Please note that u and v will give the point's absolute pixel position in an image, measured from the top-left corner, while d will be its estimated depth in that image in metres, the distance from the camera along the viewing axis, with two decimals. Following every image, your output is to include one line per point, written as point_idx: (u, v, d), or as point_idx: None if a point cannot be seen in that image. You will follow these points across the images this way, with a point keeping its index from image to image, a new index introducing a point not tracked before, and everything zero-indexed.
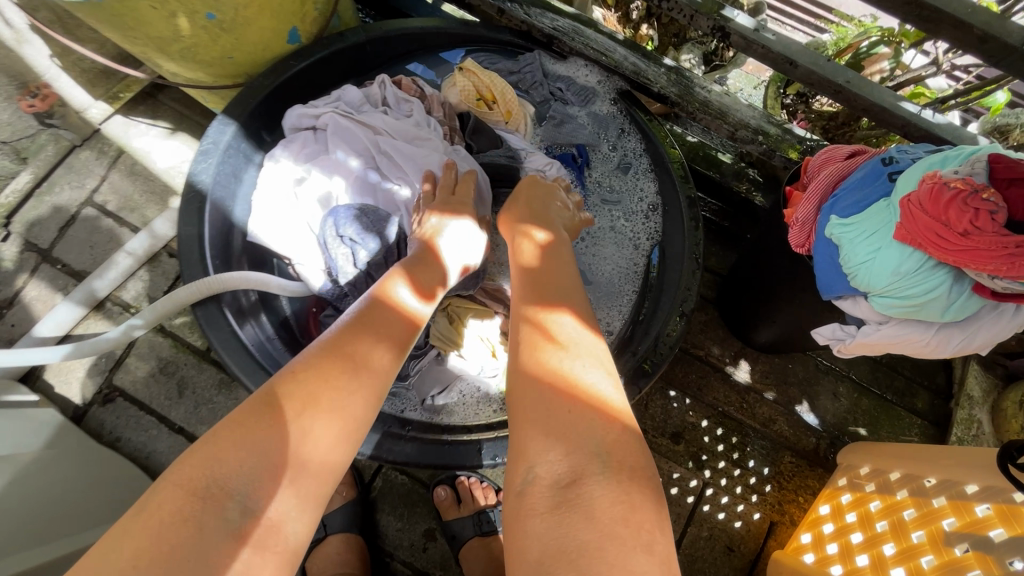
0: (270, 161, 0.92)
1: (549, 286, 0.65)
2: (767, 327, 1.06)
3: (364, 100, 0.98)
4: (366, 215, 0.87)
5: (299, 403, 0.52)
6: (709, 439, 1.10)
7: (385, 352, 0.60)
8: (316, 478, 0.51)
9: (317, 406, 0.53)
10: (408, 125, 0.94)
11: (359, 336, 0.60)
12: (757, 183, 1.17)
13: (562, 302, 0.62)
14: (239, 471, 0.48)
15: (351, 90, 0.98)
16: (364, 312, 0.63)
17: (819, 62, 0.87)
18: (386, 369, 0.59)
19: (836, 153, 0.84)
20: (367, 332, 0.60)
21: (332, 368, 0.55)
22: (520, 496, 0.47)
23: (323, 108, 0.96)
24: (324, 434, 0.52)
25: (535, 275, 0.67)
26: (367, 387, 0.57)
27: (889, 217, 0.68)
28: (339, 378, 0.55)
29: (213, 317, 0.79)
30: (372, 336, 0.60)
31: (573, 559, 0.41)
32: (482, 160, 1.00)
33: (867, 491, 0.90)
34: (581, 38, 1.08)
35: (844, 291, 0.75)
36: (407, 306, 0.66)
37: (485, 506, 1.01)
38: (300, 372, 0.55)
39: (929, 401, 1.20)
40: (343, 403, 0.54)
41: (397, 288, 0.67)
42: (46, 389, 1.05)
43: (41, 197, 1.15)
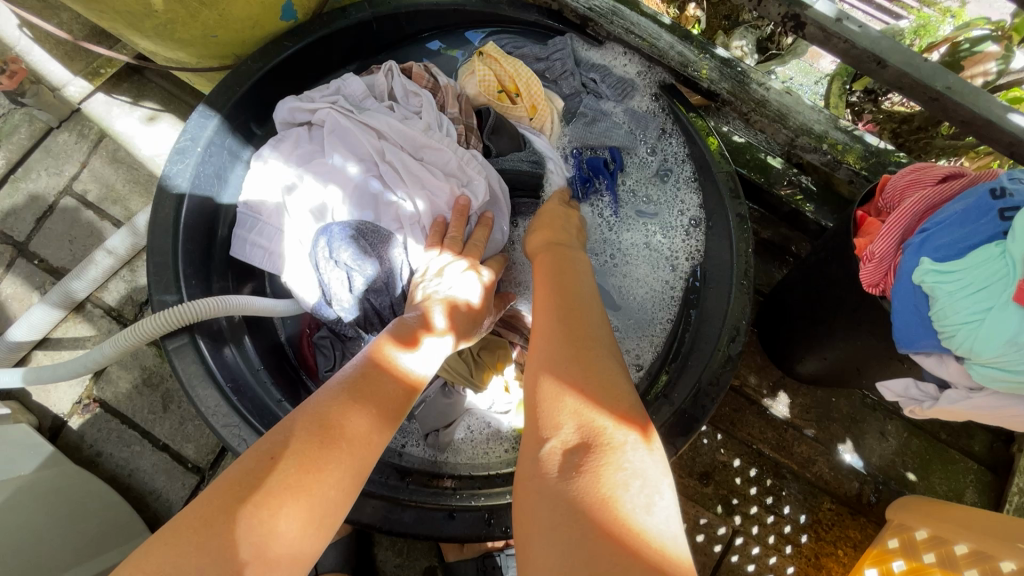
0: (258, 162, 0.83)
1: (582, 328, 0.53)
2: (813, 360, 0.92)
3: (366, 93, 0.86)
4: (365, 234, 0.76)
5: (269, 484, 0.43)
6: (741, 481, 1.01)
7: (377, 421, 0.51)
8: None
9: (291, 487, 0.43)
10: (415, 129, 0.82)
11: (349, 400, 0.50)
12: (808, 192, 1.02)
13: (597, 353, 0.50)
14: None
15: (353, 81, 0.86)
16: (359, 376, 0.53)
17: (913, 61, 0.72)
18: (370, 434, 0.49)
19: (925, 175, 0.70)
20: (360, 396, 0.51)
21: (312, 441, 0.46)
22: (533, 466, 0.42)
23: (320, 101, 0.85)
24: (294, 521, 0.42)
25: (563, 310, 0.56)
26: (349, 465, 0.47)
27: (1002, 270, 0.55)
28: (316, 457, 0.45)
29: (184, 352, 0.69)
30: (365, 400, 0.51)
31: (582, 510, 0.37)
32: (501, 166, 0.87)
33: (925, 562, 0.80)
34: (620, 21, 0.94)
35: (929, 347, 0.63)
36: (408, 367, 0.57)
37: (492, 547, 0.91)
38: (275, 444, 0.46)
39: (988, 444, 1.06)
40: (320, 482, 0.45)
41: (394, 351, 0.57)
42: (23, 397, 0.98)
43: (15, 184, 1.05)
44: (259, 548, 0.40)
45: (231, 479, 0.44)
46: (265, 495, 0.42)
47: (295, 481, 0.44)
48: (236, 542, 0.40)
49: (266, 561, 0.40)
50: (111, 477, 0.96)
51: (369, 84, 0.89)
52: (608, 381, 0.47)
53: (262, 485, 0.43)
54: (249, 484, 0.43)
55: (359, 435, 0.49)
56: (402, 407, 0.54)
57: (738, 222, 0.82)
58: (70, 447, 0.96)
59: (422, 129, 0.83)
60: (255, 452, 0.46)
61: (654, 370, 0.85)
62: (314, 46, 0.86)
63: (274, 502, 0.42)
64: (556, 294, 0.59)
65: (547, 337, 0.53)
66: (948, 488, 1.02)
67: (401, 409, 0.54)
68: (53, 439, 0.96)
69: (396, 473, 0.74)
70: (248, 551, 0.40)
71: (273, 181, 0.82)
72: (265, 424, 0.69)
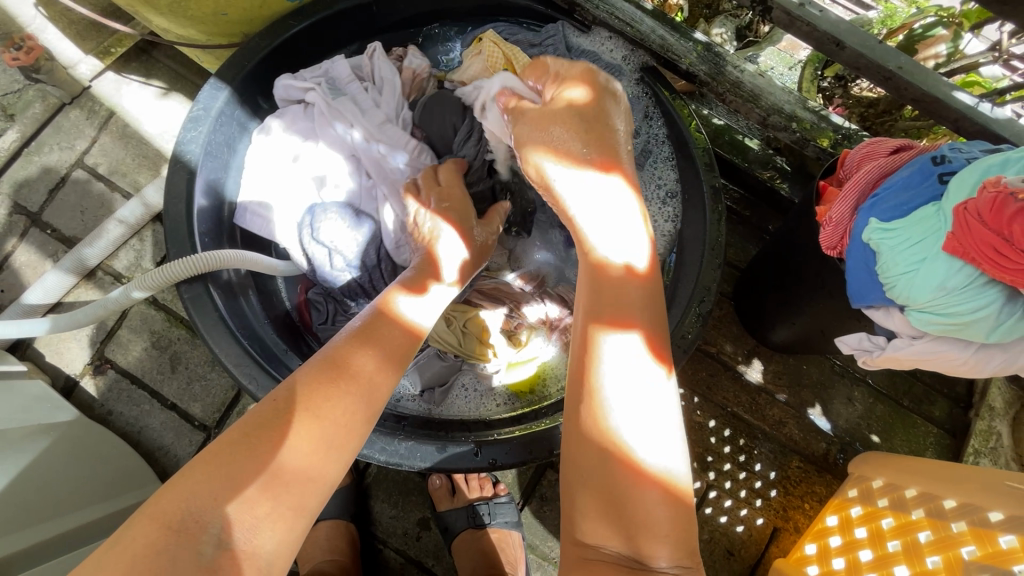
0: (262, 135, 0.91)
1: (612, 310, 0.52)
2: (784, 326, 0.98)
3: (350, 76, 0.91)
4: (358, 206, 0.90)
5: (281, 421, 0.49)
6: (715, 440, 1.08)
7: (383, 362, 0.57)
8: (297, 489, 0.47)
9: (303, 418, 0.50)
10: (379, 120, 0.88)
11: (356, 345, 0.56)
12: (783, 171, 1.09)
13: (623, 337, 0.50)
14: (197, 496, 0.44)
15: (340, 63, 0.92)
16: (368, 324, 0.59)
17: (868, 44, 0.79)
18: (372, 376, 0.55)
19: (878, 148, 0.75)
20: (369, 342, 0.57)
21: (324, 382, 0.52)
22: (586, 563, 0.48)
23: (311, 81, 0.91)
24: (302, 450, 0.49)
25: (603, 303, 0.52)
26: (352, 401, 0.53)
27: (936, 225, 0.62)
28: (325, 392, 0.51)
29: (199, 300, 0.76)
30: (371, 347, 0.57)
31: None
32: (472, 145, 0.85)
33: (879, 506, 0.87)
34: (606, 6, 1.00)
35: (878, 300, 0.69)
36: (411, 314, 0.63)
37: (477, 498, 0.97)
38: (290, 388, 0.52)
39: (947, 409, 1.12)
40: (328, 411, 0.51)
41: (397, 295, 0.64)
42: (37, 358, 1.03)
43: (28, 157, 1.10)
44: (275, 466, 0.47)
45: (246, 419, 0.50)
46: (279, 430, 0.49)
47: (306, 415, 0.50)
48: (236, 500, 0.45)
49: (281, 476, 0.47)
50: (122, 433, 1.01)
51: (355, 66, 0.94)
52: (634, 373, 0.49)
53: (275, 425, 0.49)
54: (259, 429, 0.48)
55: (365, 373, 0.55)
56: (408, 351, 0.60)
57: (712, 193, 0.89)
58: (82, 405, 1.01)
59: (380, 124, 0.89)
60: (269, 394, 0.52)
61: None
62: (318, 25, 0.91)
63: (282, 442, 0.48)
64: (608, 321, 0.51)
65: (587, 342, 0.52)
66: (909, 449, 1.09)
67: (407, 353, 0.60)
68: (66, 397, 1.01)
69: (392, 417, 0.81)
70: (258, 485, 0.46)
71: (281, 149, 0.91)
72: (273, 368, 0.76)
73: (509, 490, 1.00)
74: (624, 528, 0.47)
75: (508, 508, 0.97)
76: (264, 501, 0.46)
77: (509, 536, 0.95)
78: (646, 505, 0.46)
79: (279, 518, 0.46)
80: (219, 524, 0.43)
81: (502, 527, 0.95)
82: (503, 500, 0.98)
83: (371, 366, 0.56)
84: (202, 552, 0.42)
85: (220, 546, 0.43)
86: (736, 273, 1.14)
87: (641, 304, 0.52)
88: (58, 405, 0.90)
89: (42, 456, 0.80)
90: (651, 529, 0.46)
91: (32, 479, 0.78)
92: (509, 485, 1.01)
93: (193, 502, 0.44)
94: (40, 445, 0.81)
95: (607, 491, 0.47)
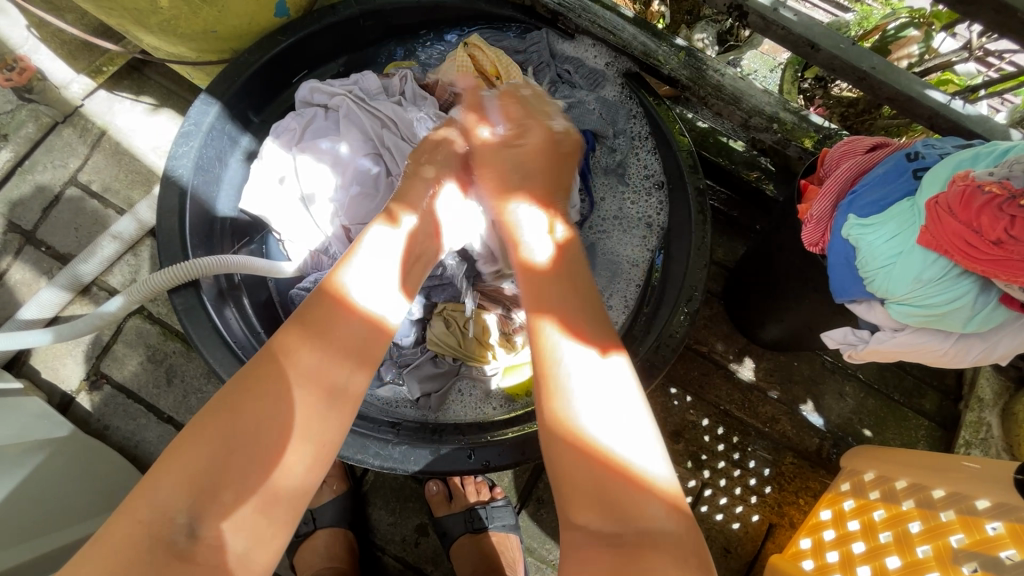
0: (269, 141, 0.92)
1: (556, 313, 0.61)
2: (773, 325, 0.98)
3: (378, 89, 0.96)
4: (340, 215, 0.91)
5: (234, 412, 0.51)
6: (709, 439, 1.09)
7: (350, 367, 0.57)
8: (253, 485, 0.49)
9: (291, 437, 0.52)
10: (418, 120, 0.93)
11: (321, 348, 0.56)
12: (769, 172, 1.08)
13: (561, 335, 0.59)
14: (176, 486, 0.48)
15: (369, 77, 0.96)
16: (312, 313, 0.58)
17: (842, 46, 0.82)
18: (330, 375, 0.55)
19: (857, 146, 0.77)
20: (317, 337, 0.57)
21: (302, 394, 0.53)
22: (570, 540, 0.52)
23: (337, 88, 0.95)
24: (257, 451, 0.50)
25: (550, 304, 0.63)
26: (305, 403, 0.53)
27: (912, 220, 0.64)
28: (272, 390, 0.53)
29: (194, 313, 0.79)
30: (322, 343, 0.56)
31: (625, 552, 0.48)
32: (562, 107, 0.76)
33: (871, 498, 0.88)
34: (588, 15, 1.00)
35: (859, 294, 0.70)
36: (368, 300, 0.60)
37: (475, 502, 0.98)
38: (259, 396, 0.52)
39: (938, 402, 1.13)
40: (306, 424, 0.53)
41: (345, 270, 0.62)
42: (33, 375, 1.03)
43: (23, 175, 1.11)
44: (269, 486, 0.50)
45: (223, 416, 0.51)
46: (232, 429, 0.50)
47: (257, 414, 0.51)
48: (232, 515, 0.48)
49: (274, 496, 0.50)
50: (118, 448, 1.02)
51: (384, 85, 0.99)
52: (593, 376, 0.56)
53: (255, 437, 0.51)
54: (214, 424, 0.51)
55: (322, 373, 0.55)
56: (365, 344, 0.59)
57: (697, 193, 0.89)
58: (79, 421, 1.02)
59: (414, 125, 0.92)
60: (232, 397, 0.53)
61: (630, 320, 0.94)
62: (305, 40, 0.93)
63: (273, 459, 0.51)
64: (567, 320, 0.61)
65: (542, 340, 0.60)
66: (901, 442, 1.10)
67: (363, 346, 0.58)
68: (63, 413, 1.02)
69: (386, 423, 0.82)
70: (253, 505, 0.49)
71: (271, 167, 0.92)
72: None
73: (506, 494, 1.01)
74: (614, 510, 0.50)
75: (505, 512, 0.97)
76: (220, 498, 0.48)
77: (507, 539, 0.95)
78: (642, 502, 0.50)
79: (240, 517, 0.48)
80: (184, 517, 0.47)
81: (500, 531, 0.96)
82: (500, 503, 0.98)
83: (341, 377, 0.56)
84: (175, 540, 0.46)
85: (190, 536, 0.46)
86: (723, 273, 1.15)
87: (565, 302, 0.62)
88: (54, 420, 0.90)
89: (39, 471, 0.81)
90: (645, 523, 0.49)
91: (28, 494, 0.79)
92: (506, 488, 1.01)
93: (160, 501, 0.47)
94: (36, 459, 0.82)
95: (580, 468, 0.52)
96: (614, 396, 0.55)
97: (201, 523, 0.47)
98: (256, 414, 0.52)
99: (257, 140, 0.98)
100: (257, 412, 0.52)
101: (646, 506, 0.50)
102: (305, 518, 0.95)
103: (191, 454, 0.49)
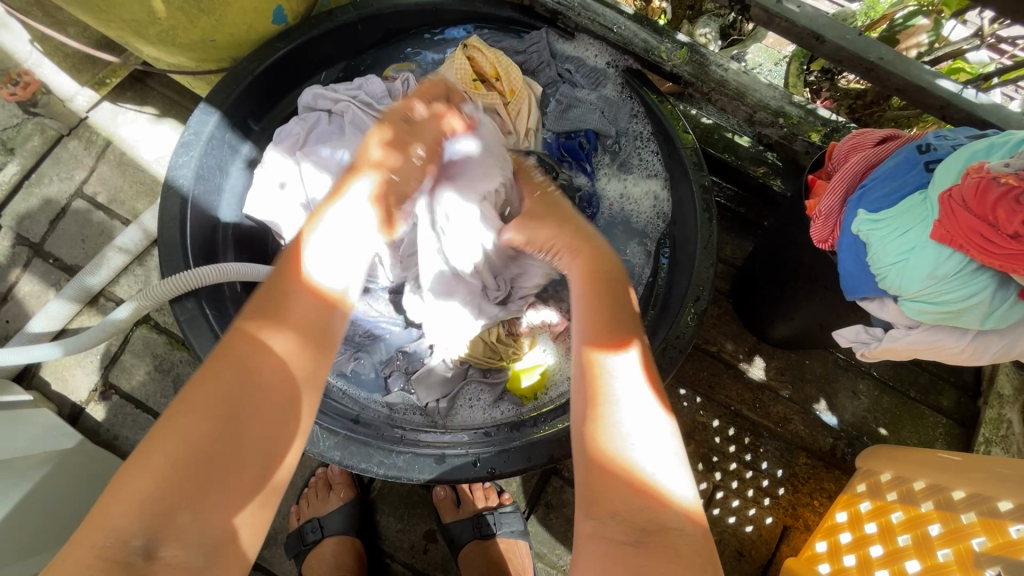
0: (269, 149, 0.92)
1: (597, 332, 0.59)
2: (783, 323, 0.96)
3: (384, 94, 0.95)
4: None
5: (191, 419, 0.49)
6: (720, 440, 1.07)
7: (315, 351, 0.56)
8: (215, 494, 0.47)
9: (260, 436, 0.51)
10: None
11: (285, 331, 0.54)
12: (776, 167, 1.06)
13: (612, 359, 0.57)
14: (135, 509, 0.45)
15: (375, 81, 0.96)
16: (274, 301, 0.56)
17: (848, 37, 0.80)
18: (294, 365, 0.54)
19: (865, 139, 0.74)
20: (278, 329, 0.54)
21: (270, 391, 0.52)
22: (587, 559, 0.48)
23: (342, 93, 0.95)
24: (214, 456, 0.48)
25: (590, 319, 0.61)
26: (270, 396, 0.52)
27: (924, 214, 0.62)
28: (229, 387, 0.51)
29: (193, 320, 0.79)
30: (283, 334, 0.54)
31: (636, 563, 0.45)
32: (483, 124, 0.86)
33: (888, 500, 0.85)
34: (587, 13, 0.98)
35: (871, 292, 0.68)
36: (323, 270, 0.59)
37: (484, 508, 0.97)
38: (229, 402, 0.50)
39: (956, 399, 1.10)
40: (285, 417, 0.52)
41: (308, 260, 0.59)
42: (44, 386, 1.04)
43: (29, 190, 1.12)
44: (232, 478, 0.48)
45: (205, 434, 0.49)
46: (194, 433, 0.48)
47: (217, 410, 0.50)
48: (223, 515, 0.47)
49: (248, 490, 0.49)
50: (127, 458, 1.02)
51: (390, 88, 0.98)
52: (637, 401, 0.54)
53: (224, 433, 0.49)
54: (175, 429, 0.49)
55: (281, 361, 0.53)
56: (327, 328, 0.57)
57: (702, 192, 0.87)
58: (88, 431, 1.02)
59: None
60: (206, 411, 0.49)
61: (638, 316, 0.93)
62: (303, 46, 0.92)
63: (275, 461, 0.51)
64: (602, 338, 0.58)
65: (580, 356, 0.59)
66: (918, 441, 1.07)
67: (319, 324, 0.56)
68: (73, 425, 1.02)
69: (393, 431, 0.83)
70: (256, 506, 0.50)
71: (272, 173, 0.92)
72: None
73: (515, 500, 0.99)
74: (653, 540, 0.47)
75: (514, 518, 0.96)
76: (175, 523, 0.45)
77: (516, 545, 0.95)
78: (663, 516, 0.48)
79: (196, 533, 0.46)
80: (141, 537, 0.44)
81: (508, 537, 0.95)
82: (508, 509, 0.97)
83: (317, 367, 0.56)
84: (130, 561, 0.43)
85: (149, 555, 0.44)
86: (732, 270, 1.13)
87: (606, 317, 0.60)
88: (62, 432, 0.91)
89: (47, 482, 0.81)
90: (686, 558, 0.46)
91: (34, 507, 0.79)
92: (514, 493, 1.00)
93: (116, 520, 0.45)
94: (44, 471, 0.82)
95: (624, 499, 0.49)
96: (650, 421, 0.53)
97: (159, 540, 0.44)
98: (244, 421, 0.50)
99: (258, 148, 0.98)
100: (246, 417, 0.50)
101: (682, 538, 0.47)
102: (313, 527, 0.94)
103: (155, 471, 0.47)
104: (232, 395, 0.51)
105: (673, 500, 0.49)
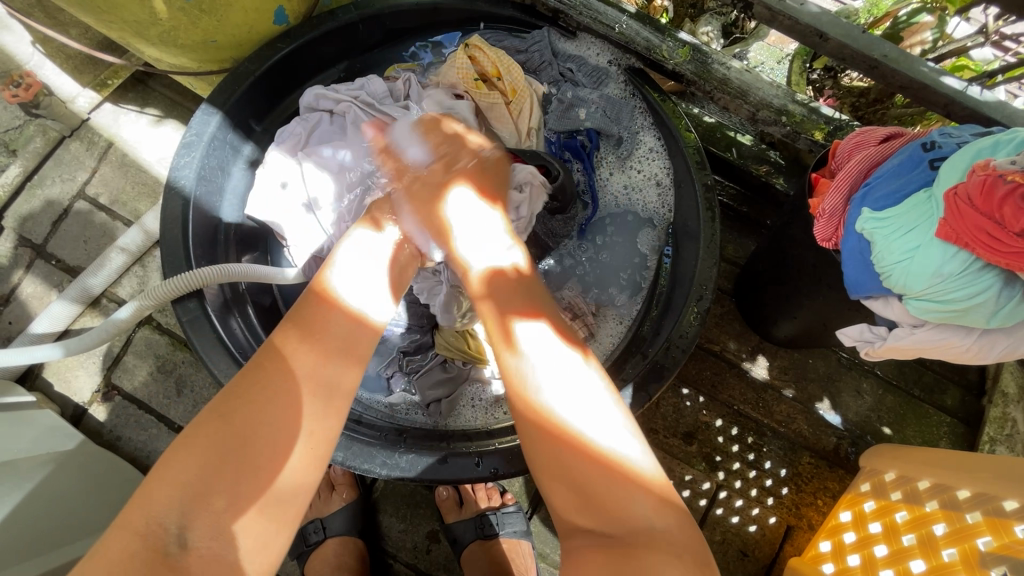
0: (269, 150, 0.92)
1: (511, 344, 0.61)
2: (787, 322, 0.95)
3: (385, 94, 0.95)
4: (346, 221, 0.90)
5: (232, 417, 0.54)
6: (723, 439, 1.06)
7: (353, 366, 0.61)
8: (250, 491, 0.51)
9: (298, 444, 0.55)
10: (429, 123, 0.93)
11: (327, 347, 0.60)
12: (778, 166, 1.06)
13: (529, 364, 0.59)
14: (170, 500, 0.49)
15: (376, 81, 0.95)
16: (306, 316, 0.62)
17: (852, 34, 0.79)
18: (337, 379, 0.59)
19: (869, 137, 0.73)
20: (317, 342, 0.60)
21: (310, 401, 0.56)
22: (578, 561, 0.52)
23: (344, 94, 0.95)
24: (257, 456, 0.52)
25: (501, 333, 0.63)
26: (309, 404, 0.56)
27: (928, 212, 0.62)
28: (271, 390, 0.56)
29: (195, 320, 0.79)
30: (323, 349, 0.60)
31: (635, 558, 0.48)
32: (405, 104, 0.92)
33: (893, 499, 0.85)
34: (590, 12, 0.97)
35: (875, 291, 0.68)
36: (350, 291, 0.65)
37: (486, 508, 0.97)
38: (267, 405, 0.55)
39: (960, 398, 1.09)
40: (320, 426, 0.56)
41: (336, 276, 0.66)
42: (46, 388, 1.04)
43: (32, 191, 1.12)
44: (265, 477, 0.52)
45: (241, 436, 0.53)
46: (235, 431, 0.53)
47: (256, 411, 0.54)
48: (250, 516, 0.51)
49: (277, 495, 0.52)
50: (130, 458, 1.03)
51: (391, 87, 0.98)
52: (565, 393, 0.56)
53: (262, 434, 0.53)
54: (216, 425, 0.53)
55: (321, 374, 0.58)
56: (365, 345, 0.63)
57: (705, 191, 0.87)
58: (92, 432, 1.02)
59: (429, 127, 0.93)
60: (242, 414, 0.54)
61: (641, 317, 0.94)
62: (304, 46, 0.92)
63: (317, 454, 0.56)
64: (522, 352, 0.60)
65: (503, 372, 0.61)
66: (923, 440, 1.07)
67: (354, 343, 0.62)
68: (76, 426, 1.02)
69: (394, 431, 0.82)
70: (294, 503, 0.54)
71: (273, 173, 0.91)
72: None
73: (517, 500, 0.99)
74: (615, 520, 0.51)
75: (517, 518, 0.96)
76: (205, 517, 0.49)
77: (519, 545, 0.94)
78: (627, 494, 0.52)
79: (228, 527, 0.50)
80: None
81: (511, 537, 0.94)
82: (511, 509, 0.97)
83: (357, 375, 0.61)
84: (168, 550, 0.47)
85: (182, 545, 0.48)
86: (734, 270, 1.12)
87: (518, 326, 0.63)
88: (65, 434, 0.91)
89: (50, 482, 0.81)
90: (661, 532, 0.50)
91: (38, 508, 0.79)
92: (518, 493, 1.00)
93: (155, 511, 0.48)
94: (46, 473, 0.82)
95: (582, 488, 0.53)
96: (585, 404, 0.56)
97: (190, 531, 0.48)
98: (278, 426, 0.54)
99: (259, 149, 0.98)
100: (277, 423, 0.54)
101: (644, 512, 0.51)
102: (316, 527, 0.95)
103: (195, 463, 0.51)
104: (277, 396, 0.55)
105: (633, 477, 0.52)
